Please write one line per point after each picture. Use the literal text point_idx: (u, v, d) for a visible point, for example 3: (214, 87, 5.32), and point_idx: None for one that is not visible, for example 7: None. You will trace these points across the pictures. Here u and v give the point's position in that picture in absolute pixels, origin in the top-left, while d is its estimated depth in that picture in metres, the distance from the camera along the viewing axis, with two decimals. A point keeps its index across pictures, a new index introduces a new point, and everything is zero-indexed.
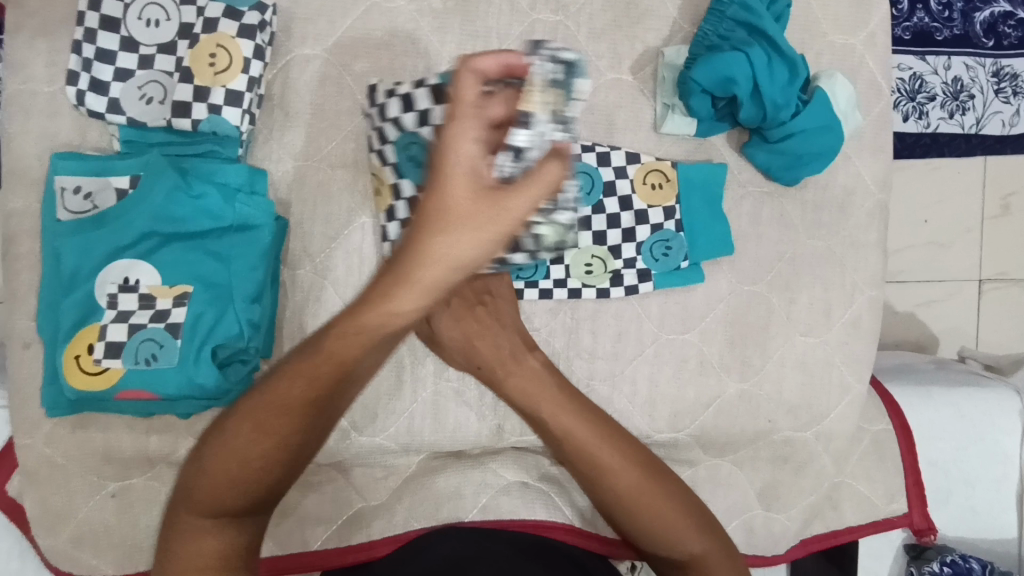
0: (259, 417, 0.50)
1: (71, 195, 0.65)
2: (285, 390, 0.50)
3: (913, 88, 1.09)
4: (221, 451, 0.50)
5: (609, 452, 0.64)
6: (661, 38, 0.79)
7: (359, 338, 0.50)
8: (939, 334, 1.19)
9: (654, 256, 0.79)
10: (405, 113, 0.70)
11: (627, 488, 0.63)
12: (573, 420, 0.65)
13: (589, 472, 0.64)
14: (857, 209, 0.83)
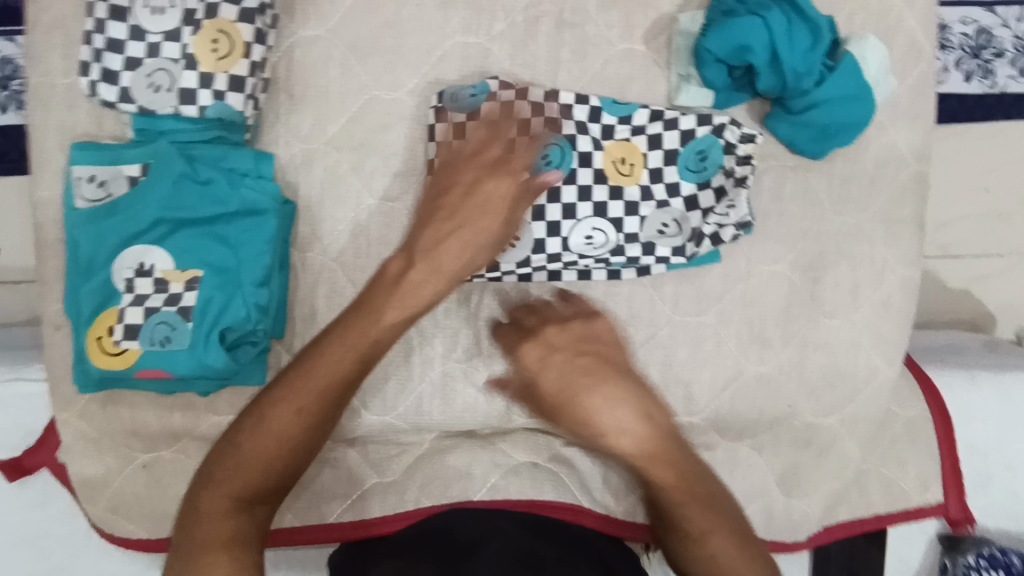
0: (302, 402, 0.61)
1: (87, 184, 0.68)
2: (297, 410, 0.61)
3: (978, 43, 1.05)
4: (257, 437, 0.60)
5: (701, 510, 0.63)
6: (676, 3, 0.75)
7: (352, 353, 0.63)
8: (996, 312, 1.11)
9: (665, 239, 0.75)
10: (565, 119, 0.73)
11: (714, 535, 0.63)
12: (675, 472, 0.63)
13: (693, 530, 0.63)
14: (892, 182, 0.77)
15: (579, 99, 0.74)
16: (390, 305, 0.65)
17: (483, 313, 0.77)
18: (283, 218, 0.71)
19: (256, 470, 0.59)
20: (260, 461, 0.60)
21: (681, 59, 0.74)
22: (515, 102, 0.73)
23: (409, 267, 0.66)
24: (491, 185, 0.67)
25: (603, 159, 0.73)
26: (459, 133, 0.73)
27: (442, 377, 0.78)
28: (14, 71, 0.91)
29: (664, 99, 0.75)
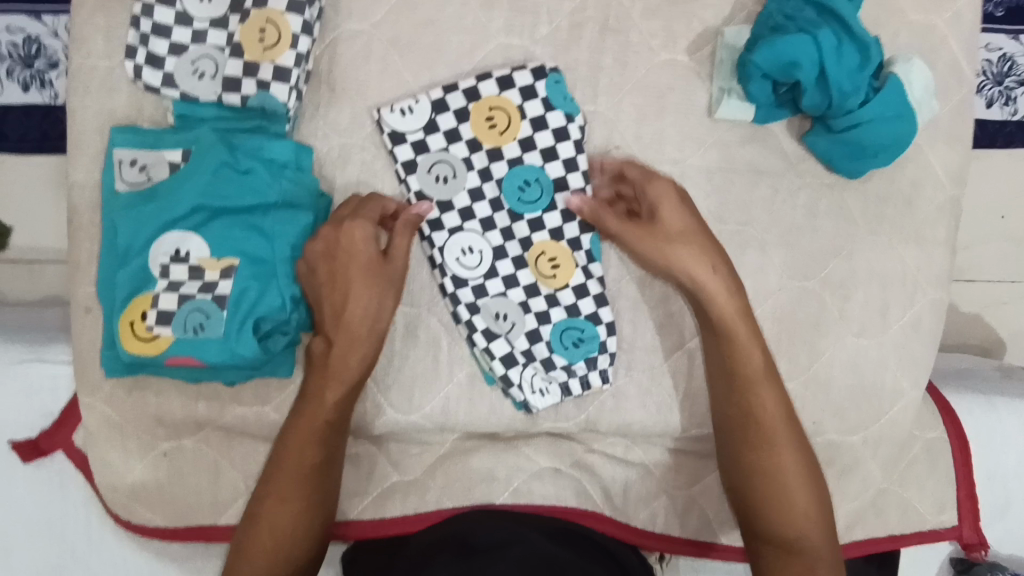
0: (288, 482, 0.65)
1: (128, 167, 0.67)
2: (287, 493, 0.65)
3: (1001, 70, 1.06)
4: (264, 530, 0.64)
5: (779, 416, 0.67)
6: (721, 16, 0.75)
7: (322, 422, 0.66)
8: (1008, 338, 1.11)
9: (570, 337, 0.75)
10: (570, 174, 0.74)
11: (780, 444, 0.67)
12: (761, 355, 0.68)
13: (779, 443, 0.67)
14: (927, 204, 0.78)
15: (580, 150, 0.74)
16: (352, 351, 0.66)
17: None
18: (320, 212, 0.70)
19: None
20: (270, 542, 0.63)
21: (724, 72, 0.74)
22: (564, 124, 0.74)
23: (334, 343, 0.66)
24: (358, 255, 0.65)
25: (545, 236, 0.75)
26: (507, 85, 0.74)
27: (469, 379, 0.78)
28: (38, 50, 0.91)
29: (704, 111, 0.76)
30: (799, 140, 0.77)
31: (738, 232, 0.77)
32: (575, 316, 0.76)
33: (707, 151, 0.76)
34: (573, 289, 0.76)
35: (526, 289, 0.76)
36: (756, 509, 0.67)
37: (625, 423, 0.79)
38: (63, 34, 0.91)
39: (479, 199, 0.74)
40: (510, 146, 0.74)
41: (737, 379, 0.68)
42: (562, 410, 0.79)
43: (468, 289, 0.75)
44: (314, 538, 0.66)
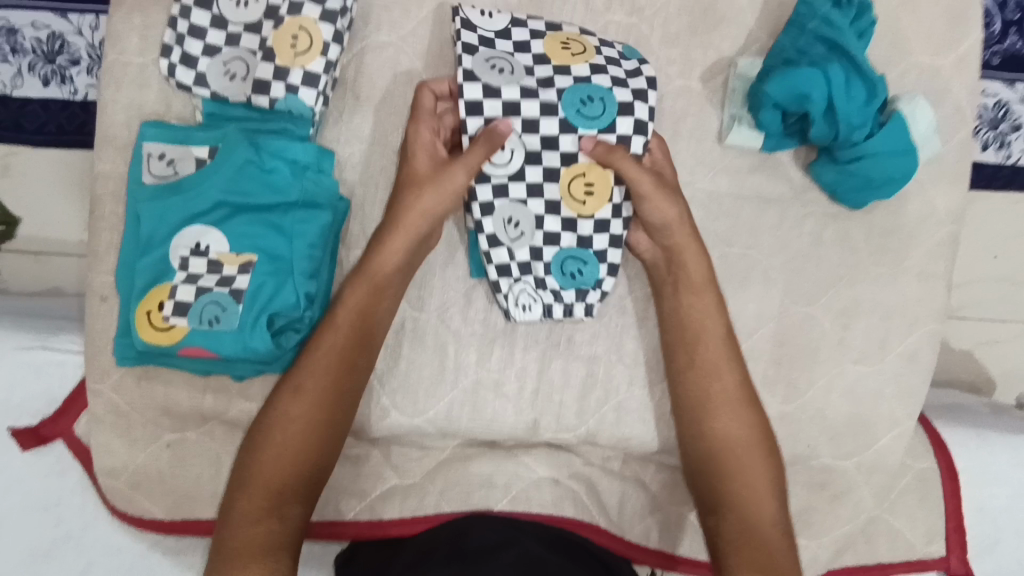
0: (291, 417, 0.64)
1: (156, 161, 0.69)
2: (288, 424, 0.64)
3: (997, 115, 1.10)
4: (262, 464, 0.62)
5: (720, 374, 0.73)
6: (736, 47, 0.78)
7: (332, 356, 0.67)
8: (997, 376, 1.15)
9: (571, 272, 0.76)
10: (637, 103, 0.73)
11: (719, 401, 0.72)
12: (715, 312, 0.74)
13: (715, 402, 0.72)
14: (927, 239, 0.80)
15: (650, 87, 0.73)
16: (369, 293, 0.69)
17: (520, 327, 0.79)
18: (339, 213, 0.72)
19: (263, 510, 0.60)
20: (257, 496, 0.61)
21: (735, 100, 0.77)
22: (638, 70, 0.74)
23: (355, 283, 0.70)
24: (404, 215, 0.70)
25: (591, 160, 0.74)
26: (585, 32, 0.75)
27: (474, 385, 0.79)
28: (61, 46, 0.91)
29: (715, 137, 0.79)
30: (805, 170, 0.79)
31: (742, 256, 0.79)
32: (584, 249, 0.76)
33: (716, 175, 0.79)
34: (595, 224, 0.75)
35: (540, 216, 0.75)
36: (700, 467, 0.71)
37: (625, 437, 0.80)
38: (88, 33, 0.92)
39: (531, 96, 0.71)
40: (580, 68, 0.73)
41: (681, 339, 0.74)
42: (564, 421, 0.80)
43: (488, 186, 0.74)
44: (305, 497, 0.63)
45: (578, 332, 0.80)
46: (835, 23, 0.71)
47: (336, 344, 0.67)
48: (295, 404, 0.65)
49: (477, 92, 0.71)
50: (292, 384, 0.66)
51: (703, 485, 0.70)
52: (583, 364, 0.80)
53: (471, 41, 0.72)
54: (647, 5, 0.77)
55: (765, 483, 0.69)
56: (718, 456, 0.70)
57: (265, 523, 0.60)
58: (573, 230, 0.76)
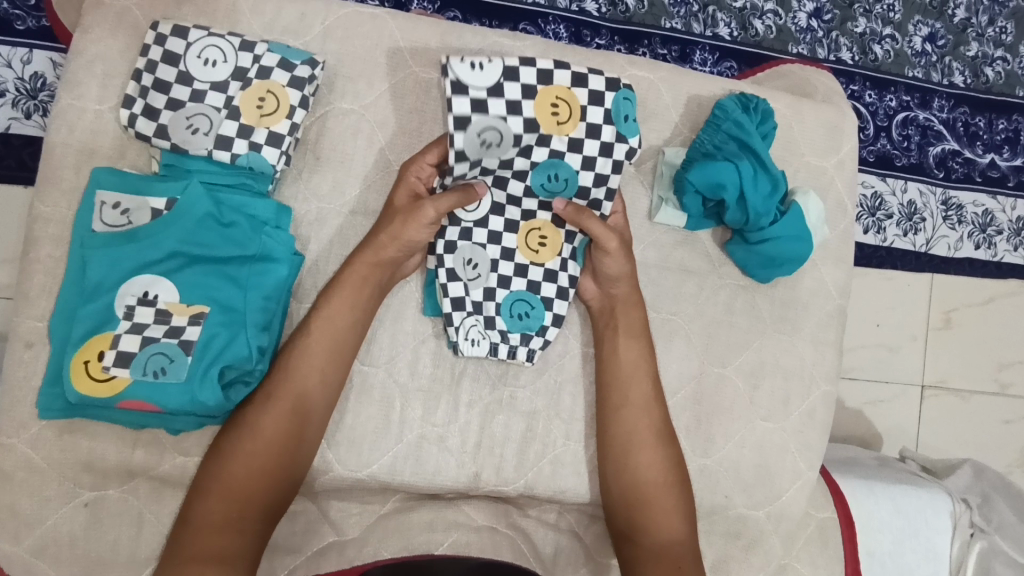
0: (258, 432, 0.68)
1: (109, 209, 0.69)
2: (253, 440, 0.68)
3: (874, 204, 1.30)
4: (225, 475, 0.67)
5: (646, 411, 0.81)
6: (663, 138, 0.88)
7: (302, 375, 0.71)
8: (883, 432, 1.33)
9: (518, 314, 0.81)
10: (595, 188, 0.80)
11: (642, 436, 0.80)
12: (644, 355, 0.82)
13: (642, 437, 0.80)
14: (820, 310, 0.93)
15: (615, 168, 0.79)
16: (338, 315, 0.74)
17: (464, 382, 0.83)
18: (296, 268, 0.74)
19: (223, 517, 0.65)
20: (223, 505, 0.66)
21: (663, 183, 0.87)
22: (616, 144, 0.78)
23: (325, 305, 0.74)
24: (384, 242, 0.75)
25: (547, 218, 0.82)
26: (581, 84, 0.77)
27: (417, 439, 0.81)
28: None
29: (645, 214, 0.88)
30: (720, 247, 0.90)
31: (667, 321, 0.88)
32: (533, 294, 0.82)
33: (645, 248, 0.88)
34: (544, 273, 0.83)
35: (495, 261, 0.81)
36: (628, 499, 0.79)
37: (561, 490, 0.84)
38: (18, 66, 0.96)
39: (523, 157, 0.77)
40: (559, 141, 0.77)
41: (614, 382, 0.81)
42: (504, 474, 0.82)
43: (455, 228, 0.81)
44: (267, 510, 0.67)
45: (519, 388, 0.84)
46: (744, 126, 0.83)
47: (308, 363, 0.71)
48: (266, 420, 0.69)
49: (464, 170, 0.75)
50: (260, 400, 0.70)
51: (623, 516, 0.79)
52: (523, 419, 0.84)
53: (462, 113, 0.72)
54: None
55: (675, 510, 0.78)
56: (638, 488, 0.78)
57: (228, 536, 0.65)
58: (525, 275, 0.82)
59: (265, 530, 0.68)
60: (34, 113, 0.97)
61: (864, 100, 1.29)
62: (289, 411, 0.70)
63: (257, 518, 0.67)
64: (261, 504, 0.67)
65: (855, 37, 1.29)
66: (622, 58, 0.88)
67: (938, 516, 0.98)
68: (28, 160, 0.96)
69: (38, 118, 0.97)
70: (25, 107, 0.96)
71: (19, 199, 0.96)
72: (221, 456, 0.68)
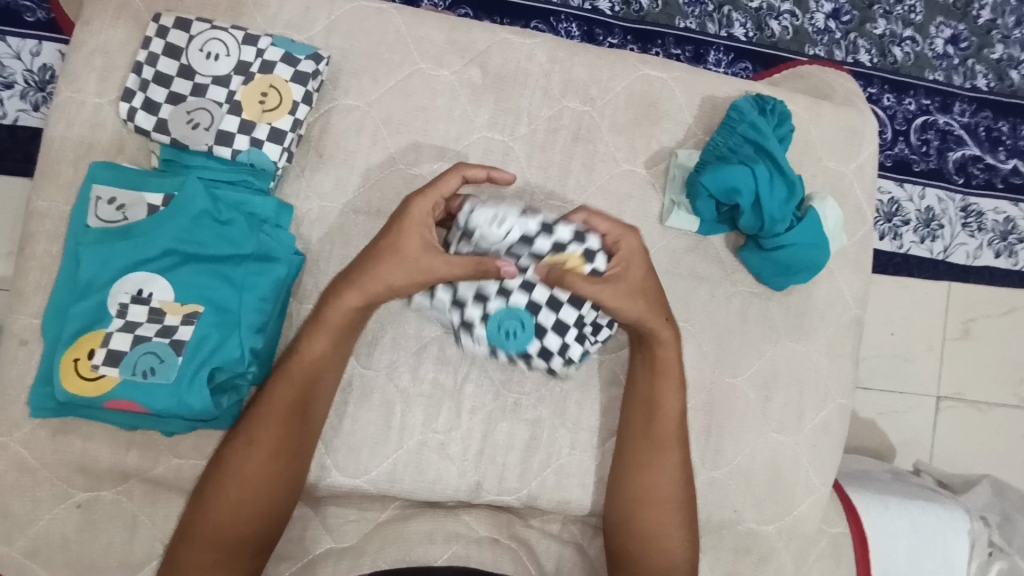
0: (242, 476, 0.65)
1: (105, 204, 0.67)
2: (237, 486, 0.65)
3: (890, 211, 1.27)
4: (209, 520, 0.64)
5: (668, 442, 0.77)
6: (675, 140, 0.86)
7: (286, 414, 0.67)
8: (897, 445, 1.29)
9: (501, 328, 0.73)
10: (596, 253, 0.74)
11: (660, 472, 0.76)
12: (675, 390, 0.77)
13: (664, 473, 0.76)
14: (837, 320, 0.90)
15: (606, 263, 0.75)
16: (324, 347, 0.70)
17: (467, 388, 0.80)
18: (293, 268, 0.71)
19: (208, 565, 0.63)
20: (209, 549, 0.64)
21: (675, 186, 0.84)
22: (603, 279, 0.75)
23: (311, 337, 0.70)
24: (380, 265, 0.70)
25: (577, 253, 0.73)
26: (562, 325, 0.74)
27: (418, 446, 0.79)
28: None
29: (656, 219, 0.85)
30: (733, 253, 0.88)
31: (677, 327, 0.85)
32: (526, 312, 0.73)
33: (655, 254, 0.85)
34: (550, 297, 0.74)
35: (505, 271, 0.75)
36: (630, 523, 0.76)
37: (564, 500, 0.82)
38: (26, 58, 0.95)
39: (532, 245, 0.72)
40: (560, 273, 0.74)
41: (642, 413, 0.78)
42: (506, 483, 0.80)
43: (473, 241, 0.73)
44: (255, 551, 0.65)
45: (523, 395, 0.82)
46: (760, 129, 0.80)
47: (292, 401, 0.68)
48: (249, 462, 0.66)
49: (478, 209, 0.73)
50: (242, 440, 0.67)
51: (623, 539, 0.76)
52: (527, 427, 0.81)
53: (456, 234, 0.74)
54: (599, 95, 0.84)
55: (678, 549, 0.75)
56: (639, 514, 0.76)
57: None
58: (529, 289, 0.73)
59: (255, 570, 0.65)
60: (41, 105, 0.96)
61: (883, 103, 1.26)
62: (272, 454, 0.66)
63: (244, 565, 0.64)
64: (248, 552, 0.65)
65: (874, 39, 1.25)
66: (635, 58, 0.86)
67: (957, 535, 0.95)
68: (34, 153, 0.95)
69: (45, 110, 0.96)
70: (33, 99, 0.95)
71: (19, 190, 0.95)
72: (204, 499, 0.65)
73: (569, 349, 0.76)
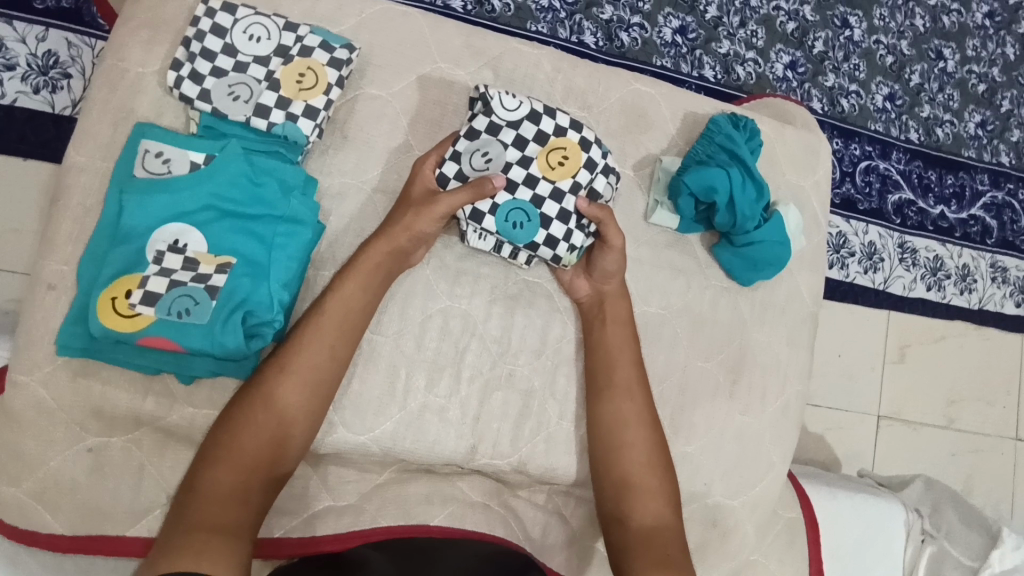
0: (270, 399, 0.71)
1: (152, 158, 0.73)
2: (267, 406, 0.70)
3: (839, 243, 1.42)
4: (236, 438, 0.68)
5: (628, 394, 0.86)
6: (660, 147, 0.97)
7: (317, 346, 0.74)
8: (843, 458, 1.41)
9: (508, 220, 0.83)
10: (595, 148, 0.87)
11: (627, 418, 0.85)
12: (629, 343, 0.88)
13: (628, 421, 0.84)
14: (795, 315, 1.01)
15: (605, 171, 0.88)
16: (354, 290, 0.77)
17: (467, 357, 0.87)
18: (317, 233, 0.78)
19: (231, 481, 0.66)
20: (230, 476, 0.66)
21: (658, 188, 0.95)
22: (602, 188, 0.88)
23: (342, 280, 0.78)
24: (405, 214, 0.81)
25: (574, 140, 0.86)
26: (563, 216, 0.85)
27: (420, 408, 0.84)
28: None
29: (641, 216, 0.96)
30: (708, 251, 0.98)
31: (657, 314, 0.95)
32: (531, 206, 0.84)
33: (639, 247, 0.95)
34: (552, 190, 0.85)
35: (510, 163, 0.84)
36: (613, 479, 0.83)
37: (552, 467, 0.88)
38: (32, 43, 1.00)
39: (536, 145, 0.85)
40: (562, 179, 0.85)
41: (604, 363, 0.87)
42: (499, 448, 0.86)
43: (485, 120, 0.84)
44: (270, 483, 0.68)
45: (517, 367, 0.89)
46: (734, 140, 0.92)
47: (321, 342, 0.74)
48: (280, 390, 0.71)
49: (481, 123, 0.84)
50: (274, 370, 0.72)
51: (611, 498, 0.82)
52: (520, 397, 0.88)
53: (464, 146, 0.84)
54: (595, 104, 0.95)
55: (657, 490, 0.82)
56: (619, 468, 0.83)
57: (232, 508, 0.64)
58: (534, 186, 0.85)
59: (268, 502, 0.68)
60: (43, 89, 0.99)
61: (833, 146, 1.43)
62: (302, 382, 0.72)
63: (262, 485, 0.68)
64: (267, 474, 0.68)
65: (826, 89, 1.43)
66: (627, 74, 0.97)
67: (895, 521, 1.06)
68: (30, 133, 0.99)
69: (47, 94, 1.00)
70: (35, 82, 0.99)
71: (42, 175, 0.99)
72: (230, 428, 0.69)
73: (571, 236, 0.86)
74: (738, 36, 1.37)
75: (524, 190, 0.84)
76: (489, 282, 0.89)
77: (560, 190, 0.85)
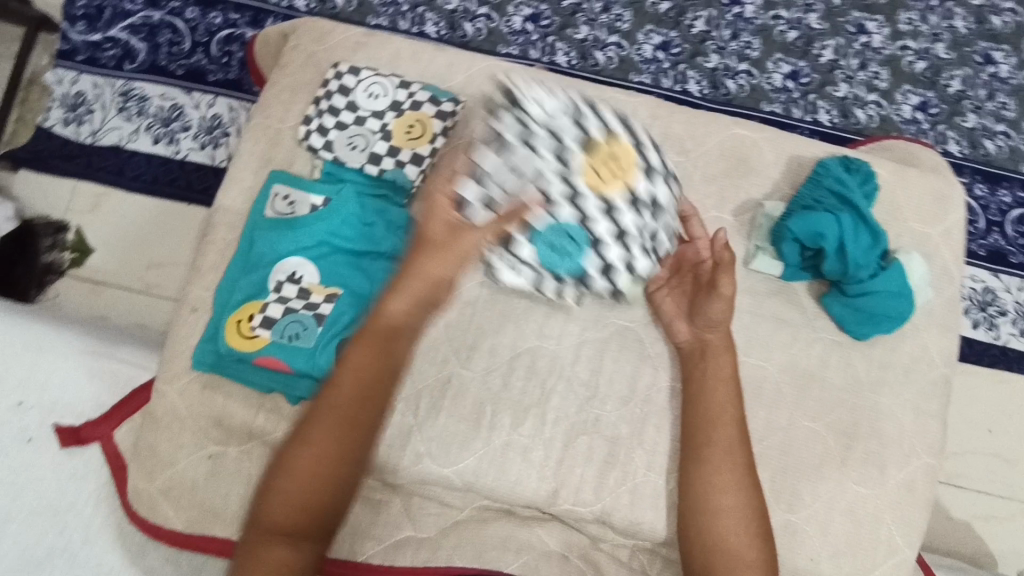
0: (309, 437, 0.68)
1: (280, 200, 0.84)
2: (306, 445, 0.68)
3: (984, 300, 1.25)
4: (281, 481, 0.67)
5: (727, 453, 0.80)
6: (763, 192, 0.93)
7: (354, 377, 0.71)
8: (1000, 556, 1.18)
9: (548, 250, 0.76)
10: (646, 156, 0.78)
11: (724, 479, 0.79)
12: (733, 399, 0.82)
13: (726, 482, 0.79)
14: (923, 376, 0.90)
15: (661, 182, 0.79)
16: (397, 318, 0.72)
17: (553, 399, 0.87)
18: None
19: (282, 527, 0.65)
20: (281, 520, 0.66)
21: (760, 234, 0.91)
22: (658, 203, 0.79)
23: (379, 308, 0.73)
24: (435, 237, 0.73)
25: (622, 145, 0.75)
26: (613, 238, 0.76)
27: (503, 446, 0.85)
28: (177, 115, 1.18)
29: (741, 262, 0.92)
30: (816, 300, 0.91)
31: (756, 366, 0.89)
32: (573, 227, 0.74)
33: (739, 294, 0.91)
34: (600, 203, 0.73)
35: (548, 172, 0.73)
36: (704, 543, 0.77)
37: (636, 522, 0.84)
38: (203, 108, 1.19)
39: (570, 150, 0.73)
40: (611, 193, 0.74)
41: (702, 418, 0.82)
42: (582, 495, 0.84)
43: (512, 124, 0.74)
44: (323, 521, 0.67)
45: (604, 413, 0.87)
46: (845, 183, 0.87)
47: (344, 402, 0.70)
48: (319, 425, 0.69)
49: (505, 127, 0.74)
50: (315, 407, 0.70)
51: (699, 563, 0.77)
52: (605, 443, 0.86)
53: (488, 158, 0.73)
54: (693, 149, 0.94)
55: (752, 562, 0.75)
56: (711, 532, 0.77)
57: (287, 555, 0.64)
58: (579, 198, 0.73)
59: (323, 538, 0.68)
60: (208, 145, 1.17)
61: (974, 193, 1.28)
62: (341, 415, 0.69)
63: (316, 524, 0.67)
64: (319, 513, 0.67)
65: (964, 131, 1.30)
66: (727, 120, 0.96)
67: None
68: (194, 182, 1.17)
69: (210, 150, 1.18)
70: (202, 140, 1.18)
71: (198, 217, 1.16)
72: (263, 497, 0.67)
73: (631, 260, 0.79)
74: (856, 78, 1.30)
75: (566, 205, 0.73)
76: (578, 324, 0.89)
77: (609, 204, 0.74)
